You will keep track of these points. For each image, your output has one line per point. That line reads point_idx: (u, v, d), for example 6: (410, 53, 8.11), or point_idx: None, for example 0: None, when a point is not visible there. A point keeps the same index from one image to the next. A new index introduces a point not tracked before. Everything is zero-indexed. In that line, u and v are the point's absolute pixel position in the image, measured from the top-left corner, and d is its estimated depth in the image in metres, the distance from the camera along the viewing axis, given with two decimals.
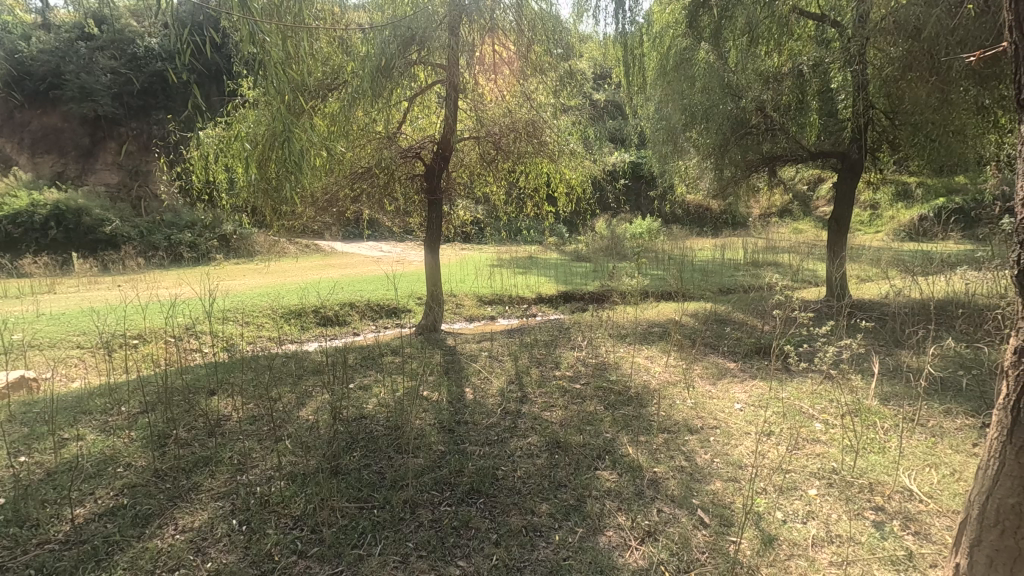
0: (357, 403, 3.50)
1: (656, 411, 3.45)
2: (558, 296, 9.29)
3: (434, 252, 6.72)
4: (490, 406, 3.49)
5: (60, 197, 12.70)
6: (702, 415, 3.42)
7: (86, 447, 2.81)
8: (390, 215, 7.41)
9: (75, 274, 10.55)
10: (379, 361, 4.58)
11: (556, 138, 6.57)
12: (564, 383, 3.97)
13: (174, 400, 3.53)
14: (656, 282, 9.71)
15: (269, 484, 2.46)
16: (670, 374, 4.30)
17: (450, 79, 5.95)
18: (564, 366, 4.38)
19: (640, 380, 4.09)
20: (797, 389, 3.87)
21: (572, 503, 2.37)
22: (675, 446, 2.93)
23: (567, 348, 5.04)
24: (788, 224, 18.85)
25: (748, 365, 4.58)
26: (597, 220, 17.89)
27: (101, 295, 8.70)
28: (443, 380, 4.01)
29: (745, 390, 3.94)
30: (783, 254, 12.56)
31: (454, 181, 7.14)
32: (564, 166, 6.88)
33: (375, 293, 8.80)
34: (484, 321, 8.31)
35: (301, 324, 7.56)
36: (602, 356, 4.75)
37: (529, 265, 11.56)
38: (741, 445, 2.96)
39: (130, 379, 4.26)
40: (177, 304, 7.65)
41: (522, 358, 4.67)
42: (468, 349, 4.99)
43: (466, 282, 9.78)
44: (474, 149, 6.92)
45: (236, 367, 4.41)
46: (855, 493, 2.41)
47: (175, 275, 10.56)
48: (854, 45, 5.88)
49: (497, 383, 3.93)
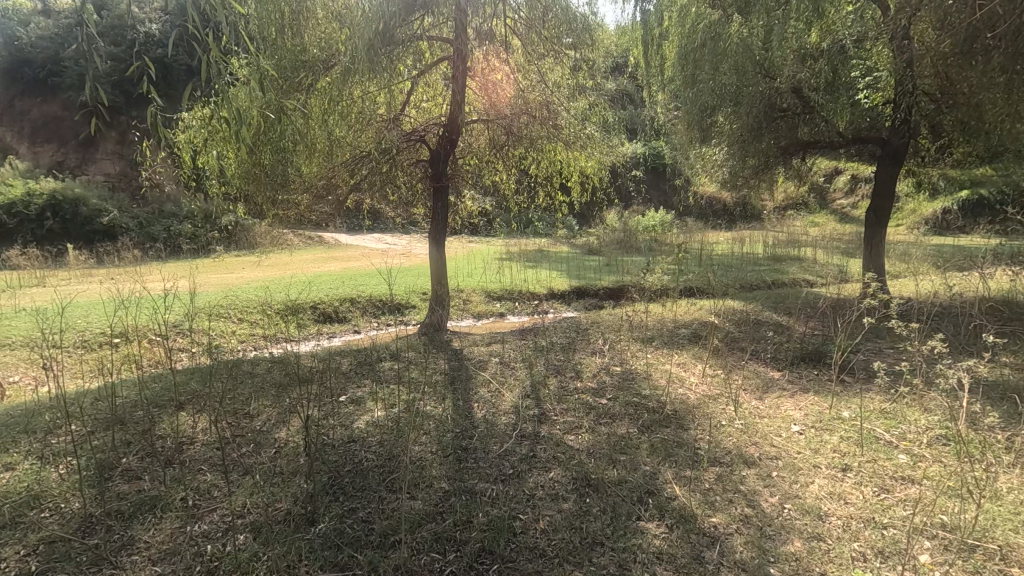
0: (345, 424, 2.98)
1: (699, 435, 2.91)
2: (571, 292, 8.72)
3: (439, 245, 6.18)
4: (502, 428, 2.95)
5: (57, 186, 12.29)
6: (757, 440, 2.87)
7: (11, 482, 2.30)
8: (393, 206, 6.87)
9: (67, 267, 10.14)
10: (377, 368, 4.06)
11: (572, 123, 5.98)
12: (588, 398, 3.42)
13: (135, 418, 3.03)
14: (676, 277, 9.12)
15: (226, 541, 1.96)
16: (708, 386, 3.76)
17: (458, 54, 5.41)
18: (586, 377, 3.84)
19: (675, 393, 3.55)
20: (862, 408, 3.32)
21: (612, 572, 1.85)
22: (731, 486, 2.38)
23: (587, 353, 4.49)
24: (804, 216, 18.23)
25: (796, 377, 4.02)
26: (609, 212, 17.27)
27: (89, 288, 8.23)
28: (448, 392, 3.49)
29: (800, 408, 3.39)
30: (805, 248, 11.94)
31: (461, 168, 6.52)
32: (581, 154, 6.30)
33: (377, 288, 8.29)
34: (492, 319, 7.80)
35: (297, 322, 7.08)
36: (627, 363, 4.20)
37: (540, 258, 11.00)
38: (813, 484, 2.41)
39: (94, 389, 3.77)
40: (166, 298, 7.17)
41: (537, 364, 4.13)
42: (476, 354, 4.45)
43: (473, 277, 9.23)
44: (483, 133, 6.39)
45: (215, 375, 3.90)
46: (983, 563, 1.86)
47: (171, 268, 10.10)
48: (906, 16, 5.26)
49: (511, 398, 3.39)
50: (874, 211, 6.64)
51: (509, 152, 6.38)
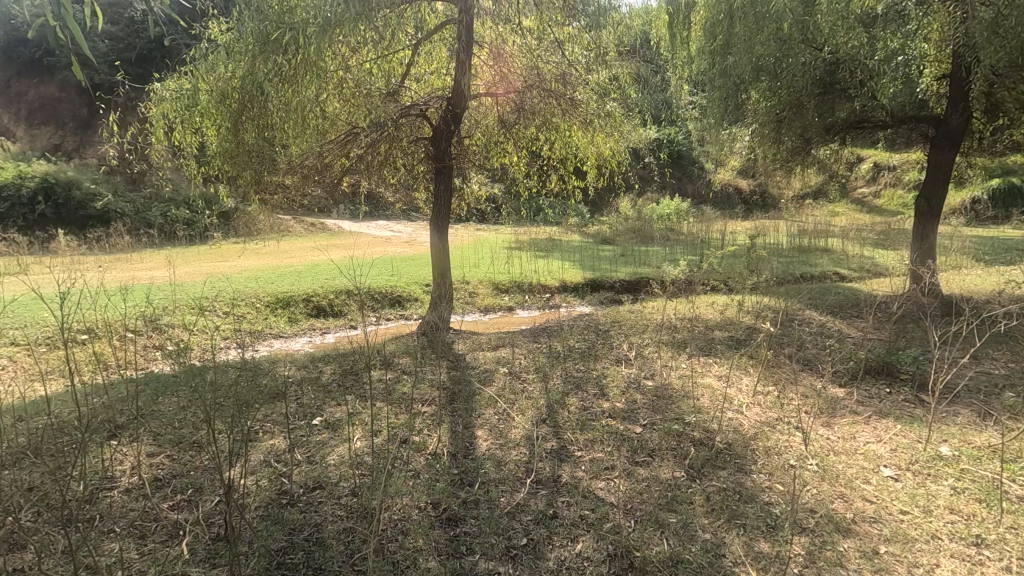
0: (314, 461, 2.39)
1: (766, 482, 2.26)
2: (584, 285, 8.03)
3: (441, 232, 5.52)
4: (515, 469, 2.33)
5: (49, 169, 11.69)
6: (846, 491, 2.23)
7: None
8: (393, 189, 6.19)
9: (56, 253, 9.56)
10: (365, 379, 3.44)
11: (590, 100, 5.26)
12: (619, 426, 2.76)
13: (52, 448, 2.45)
14: (699, 269, 8.43)
15: None
16: (762, 409, 3.08)
17: (463, 19, 4.68)
18: (612, 396, 3.17)
19: (724, 419, 2.87)
20: (966, 445, 2.64)
21: None
22: (833, 572, 1.75)
23: (611, 362, 3.84)
24: (824, 205, 17.41)
25: (866, 396, 3.33)
26: (622, 199, 16.45)
27: (69, 275, 7.67)
28: (446, 415, 2.86)
29: (884, 441, 2.71)
30: (832, 238, 11.15)
31: (466, 148, 5.79)
32: (598, 135, 5.56)
33: (376, 278, 7.65)
34: (500, 313, 7.17)
35: (288, 315, 6.54)
36: (660, 377, 3.53)
37: (550, 247, 10.32)
38: (939, 569, 1.79)
39: (29, 401, 3.18)
40: (147, 290, 6.60)
41: (554, 376, 3.49)
42: (481, 361, 3.81)
43: (479, 267, 8.60)
44: (491, 109, 5.68)
45: (174, 387, 3.31)
46: None
47: (161, 255, 9.51)
48: None
49: (524, 423, 2.76)
50: (927, 199, 5.89)
51: (520, 132, 5.61)
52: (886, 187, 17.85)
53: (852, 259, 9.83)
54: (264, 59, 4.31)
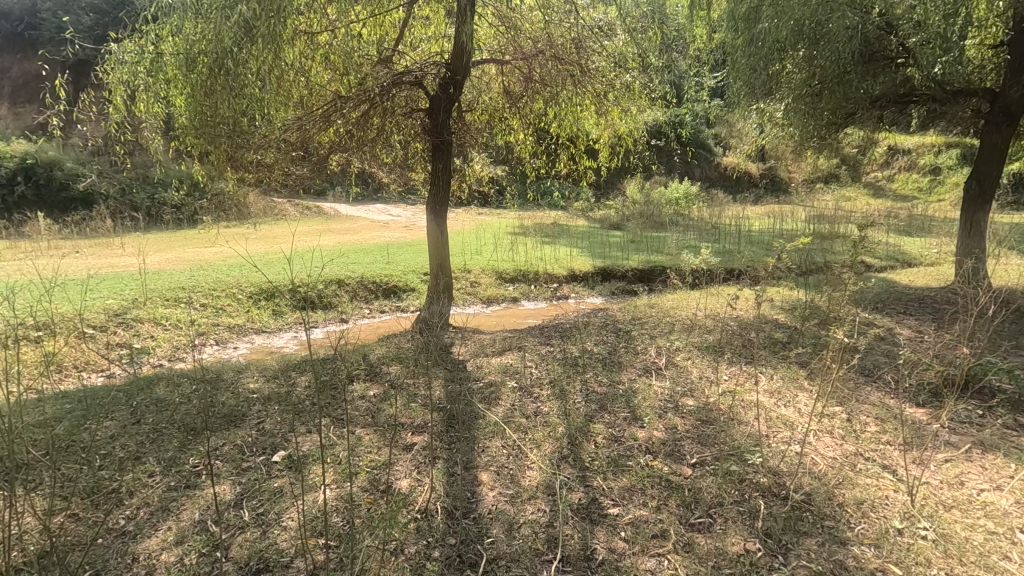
0: (268, 523, 1.80)
1: (874, 560, 1.69)
2: (594, 274, 7.40)
3: (439, 215, 4.92)
4: (533, 541, 1.74)
5: (29, 148, 11.00)
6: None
7: None
8: (387, 168, 5.52)
9: (32, 237, 8.94)
10: (345, 396, 2.83)
11: (609, 67, 4.55)
12: (662, 467, 2.16)
13: None
14: (719, 256, 7.77)
15: None
16: (835, 440, 2.47)
17: None
18: (647, 421, 2.56)
19: (795, 457, 2.27)
20: None
21: None
22: None
23: (638, 373, 3.22)
24: (836, 189, 16.64)
25: (956, 421, 2.72)
26: (628, 183, 15.69)
27: (36, 262, 7.06)
28: (442, 451, 2.25)
29: (1002, 490, 2.12)
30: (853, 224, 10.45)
31: (467, 123, 5.10)
32: (616, 109, 4.87)
33: (370, 266, 7.01)
34: (504, 305, 6.56)
35: (273, 307, 5.92)
36: (700, 394, 2.92)
37: (556, 232, 9.67)
38: None
39: None
40: (115, 279, 5.97)
41: (574, 393, 2.88)
42: (486, 371, 3.20)
43: (482, 254, 7.95)
44: (496, 77, 4.97)
45: (107, 405, 2.70)
46: None
47: (141, 241, 8.88)
48: None
49: (543, 463, 2.16)
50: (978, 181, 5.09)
51: (528, 105, 4.92)
52: (900, 171, 17.05)
53: (878, 247, 9.14)
54: (229, 14, 3.46)
